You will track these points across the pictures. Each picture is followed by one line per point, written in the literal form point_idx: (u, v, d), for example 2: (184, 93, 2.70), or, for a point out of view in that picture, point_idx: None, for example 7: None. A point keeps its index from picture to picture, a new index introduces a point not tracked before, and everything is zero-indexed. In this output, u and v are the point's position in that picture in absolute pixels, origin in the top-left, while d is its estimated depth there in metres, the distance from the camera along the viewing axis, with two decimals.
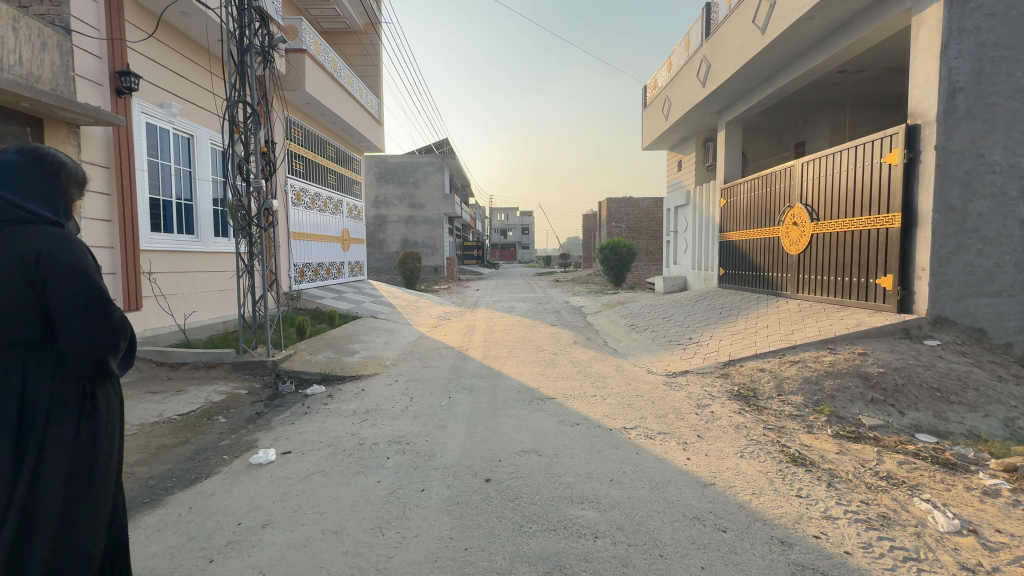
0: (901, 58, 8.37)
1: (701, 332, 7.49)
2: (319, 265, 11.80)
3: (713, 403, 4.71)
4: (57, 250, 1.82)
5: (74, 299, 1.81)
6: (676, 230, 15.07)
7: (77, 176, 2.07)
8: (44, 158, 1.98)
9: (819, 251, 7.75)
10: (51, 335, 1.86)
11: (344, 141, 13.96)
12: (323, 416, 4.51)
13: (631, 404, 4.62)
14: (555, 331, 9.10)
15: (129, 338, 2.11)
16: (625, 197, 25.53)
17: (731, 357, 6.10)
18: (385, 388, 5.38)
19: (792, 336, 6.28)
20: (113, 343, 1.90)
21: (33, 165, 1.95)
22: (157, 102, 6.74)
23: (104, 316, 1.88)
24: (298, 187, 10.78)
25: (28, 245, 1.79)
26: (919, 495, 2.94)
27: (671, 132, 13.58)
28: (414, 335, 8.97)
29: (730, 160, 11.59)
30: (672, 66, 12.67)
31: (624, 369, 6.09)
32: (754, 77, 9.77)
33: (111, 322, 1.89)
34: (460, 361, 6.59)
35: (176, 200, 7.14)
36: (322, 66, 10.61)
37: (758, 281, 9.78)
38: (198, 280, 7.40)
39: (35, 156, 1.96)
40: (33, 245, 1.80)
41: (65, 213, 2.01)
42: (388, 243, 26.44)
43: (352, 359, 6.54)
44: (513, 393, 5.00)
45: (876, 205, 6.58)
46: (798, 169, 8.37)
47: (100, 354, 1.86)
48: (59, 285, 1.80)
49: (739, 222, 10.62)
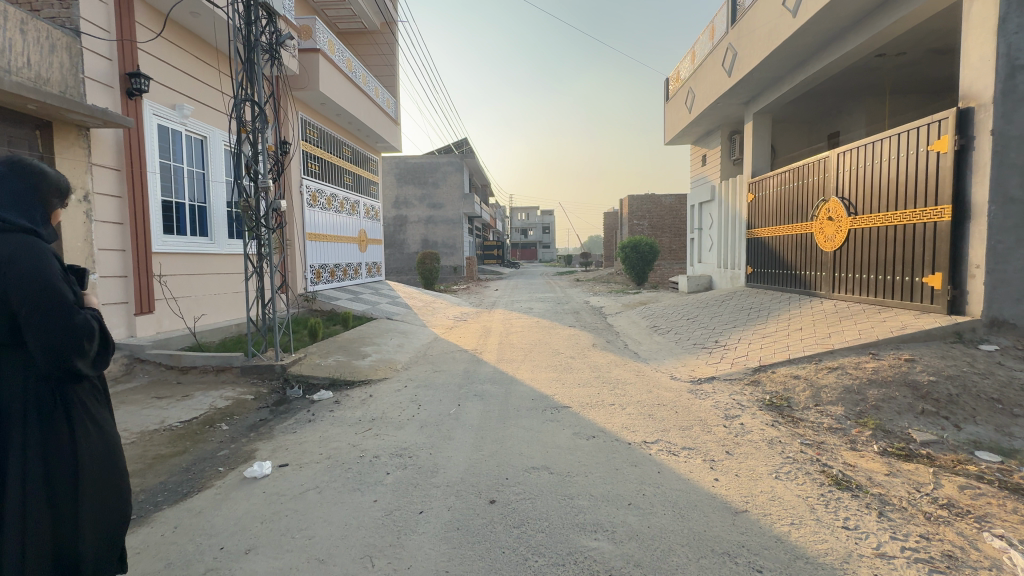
0: (947, 38, 7.75)
1: (728, 335, 7.06)
2: (335, 267, 11.75)
3: (742, 413, 4.33)
4: (21, 257, 1.72)
5: (37, 301, 1.71)
6: (700, 227, 14.53)
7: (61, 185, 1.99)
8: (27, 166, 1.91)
9: (858, 248, 7.22)
10: (19, 338, 1.76)
11: (361, 142, 13.91)
12: (326, 425, 4.32)
13: (652, 414, 4.28)
14: (573, 333, 8.78)
15: (105, 338, 1.97)
16: (647, 195, 24.97)
17: (762, 362, 5.68)
18: (393, 394, 5.18)
19: (829, 340, 5.82)
20: (79, 344, 1.79)
21: (9, 174, 1.85)
22: (169, 104, 6.71)
23: (69, 318, 1.77)
24: (314, 188, 10.73)
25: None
26: (989, 529, 2.55)
27: (695, 125, 13.06)
28: (429, 337, 8.78)
29: (759, 153, 11.03)
30: (695, 57, 12.19)
31: (645, 375, 5.74)
32: (783, 65, 9.24)
33: (76, 325, 1.79)
34: (473, 365, 6.35)
35: (189, 202, 7.12)
36: (336, 66, 10.53)
37: (789, 279, 9.24)
38: (211, 283, 7.36)
39: (12, 166, 1.87)
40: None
41: (45, 223, 1.93)
42: (408, 244, 26.53)
43: (363, 363, 6.37)
44: (526, 401, 4.71)
45: (923, 197, 6.05)
46: (833, 160, 7.85)
47: (67, 355, 1.76)
48: (19, 287, 1.70)
49: (768, 218, 10.08)
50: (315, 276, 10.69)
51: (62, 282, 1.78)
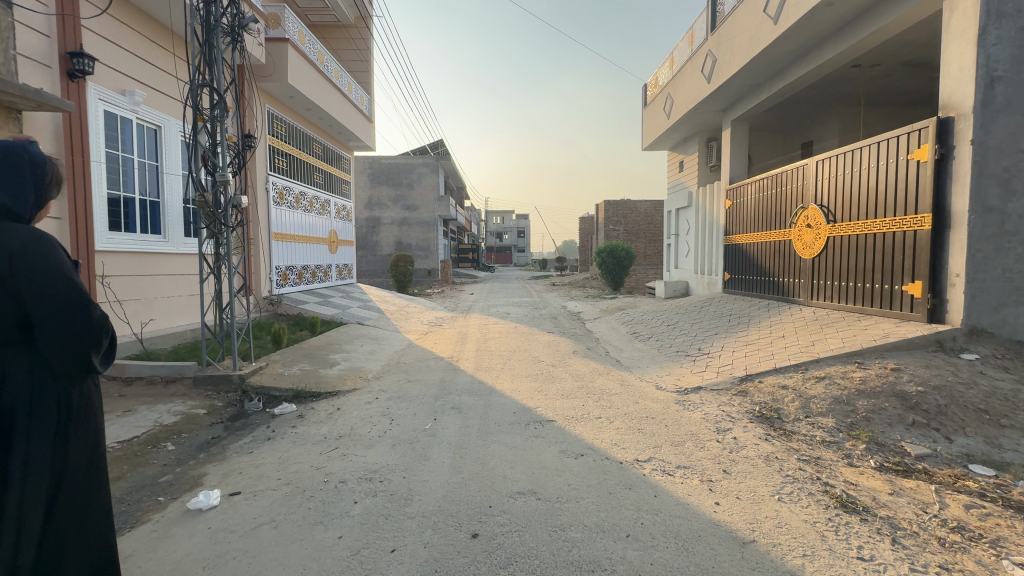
0: (920, 51, 7.90)
1: (711, 342, 6.93)
2: (303, 269, 11.18)
3: (734, 427, 4.14)
4: (31, 250, 1.76)
5: (51, 298, 1.75)
6: (677, 233, 14.55)
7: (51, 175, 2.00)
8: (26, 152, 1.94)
9: (837, 255, 7.22)
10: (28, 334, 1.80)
11: (332, 139, 13.37)
12: (287, 443, 3.91)
13: (642, 429, 4.03)
14: (552, 340, 8.54)
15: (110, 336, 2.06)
16: (622, 200, 25.06)
17: (748, 371, 5.54)
18: (363, 407, 4.77)
19: (813, 348, 5.73)
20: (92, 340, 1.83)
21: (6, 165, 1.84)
22: (119, 89, 6.15)
23: (84, 313, 1.83)
24: (281, 185, 10.17)
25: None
26: (1006, 556, 2.38)
27: (673, 131, 13.08)
28: (402, 344, 8.35)
29: (736, 159, 11.08)
30: (674, 63, 12.20)
31: (630, 385, 5.51)
32: (762, 72, 9.28)
33: (91, 318, 1.85)
34: (450, 375, 6.00)
35: (140, 196, 6.54)
36: (307, 58, 10.03)
37: (767, 286, 9.23)
38: (162, 284, 6.76)
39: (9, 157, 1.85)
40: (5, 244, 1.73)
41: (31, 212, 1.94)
42: (381, 246, 25.90)
43: (330, 372, 5.93)
44: (507, 414, 4.40)
45: (903, 205, 6.07)
46: (811, 168, 7.89)
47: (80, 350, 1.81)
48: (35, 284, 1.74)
49: (746, 224, 10.09)
50: (281, 278, 10.11)
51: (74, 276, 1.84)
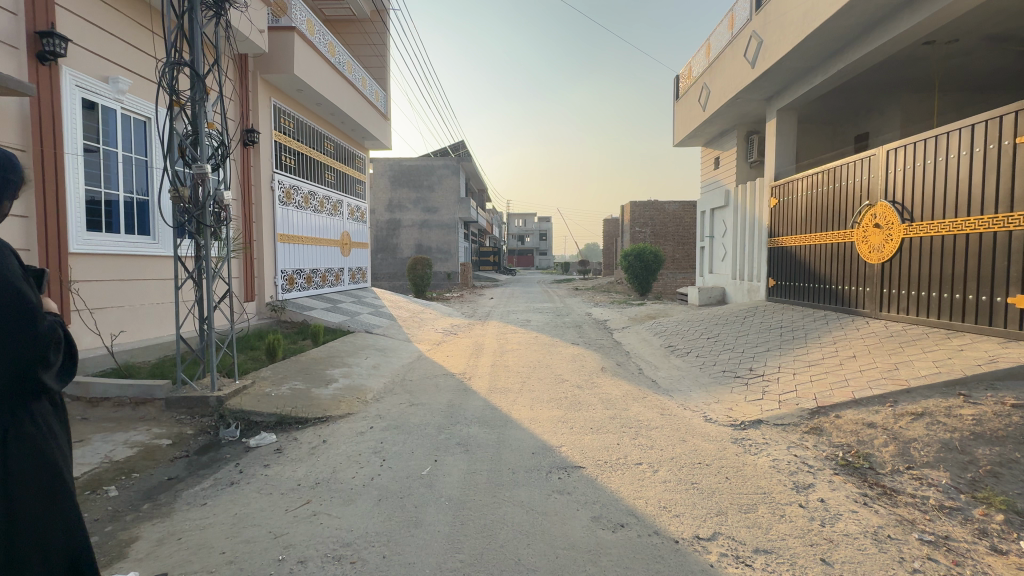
0: (1010, 23, 6.75)
1: (765, 362, 5.95)
2: (312, 273, 10.58)
3: (817, 483, 3.20)
4: None
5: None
6: (712, 235, 13.44)
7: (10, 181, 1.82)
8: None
9: (916, 260, 6.14)
10: None
11: (346, 137, 12.79)
12: (250, 492, 3.15)
13: (697, 485, 3.11)
14: (577, 353, 7.67)
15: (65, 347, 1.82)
16: (650, 201, 23.96)
17: (820, 401, 4.56)
18: (352, 441, 3.99)
19: (900, 374, 4.70)
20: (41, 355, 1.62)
21: None
22: (101, 76, 5.61)
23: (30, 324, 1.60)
24: (288, 184, 9.59)
25: None
26: None
27: (709, 124, 12.09)
28: (411, 356, 7.61)
29: (783, 153, 9.98)
30: (710, 50, 11.24)
31: (673, 415, 4.61)
32: (815, 54, 8.25)
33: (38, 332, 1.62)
34: (459, 397, 5.17)
35: (124, 194, 5.97)
36: (317, 49, 9.40)
37: (822, 295, 8.11)
38: (148, 290, 6.19)
39: None
40: None
41: None
42: (401, 248, 25.44)
43: (324, 392, 5.20)
44: (524, 457, 3.55)
45: (1010, 199, 5.00)
46: (882, 158, 6.81)
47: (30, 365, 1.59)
48: None
49: (797, 225, 9.00)
50: (287, 282, 9.50)
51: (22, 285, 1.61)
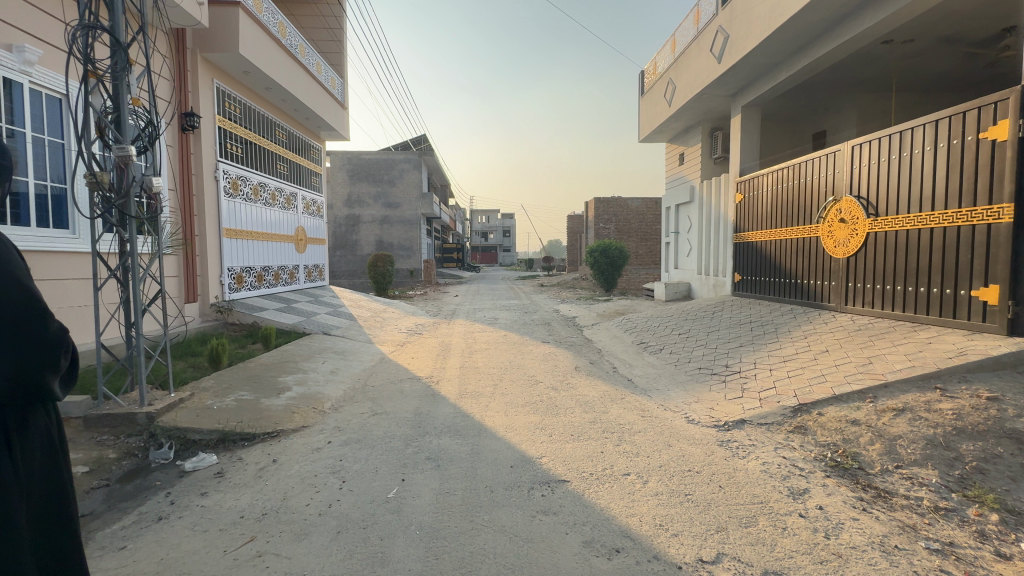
0: (962, 25, 6.96)
1: (740, 358, 5.88)
2: (263, 270, 9.84)
3: (812, 488, 3.04)
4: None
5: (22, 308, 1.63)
6: (677, 230, 13.54)
7: None
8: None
9: (881, 254, 6.22)
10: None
11: (300, 125, 11.99)
12: (180, 530, 2.66)
13: (691, 496, 2.88)
14: (548, 352, 7.40)
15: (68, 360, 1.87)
16: (613, 197, 24.10)
17: (800, 398, 4.47)
18: (306, 459, 3.53)
19: (875, 367, 4.68)
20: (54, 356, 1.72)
21: None
22: (3, 43, 4.84)
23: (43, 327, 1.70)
24: (235, 174, 8.82)
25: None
26: None
27: (674, 119, 12.11)
28: (372, 358, 7.12)
29: (747, 149, 10.07)
30: (676, 45, 11.24)
31: (654, 416, 4.41)
32: (780, 50, 8.30)
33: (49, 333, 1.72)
34: (427, 404, 4.77)
35: (35, 183, 5.21)
36: (265, 28, 8.65)
37: (789, 289, 8.19)
38: (67, 291, 5.43)
39: None
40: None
41: None
42: (361, 245, 24.51)
43: (276, 403, 4.68)
44: (502, 471, 3.23)
45: (973, 195, 5.09)
46: (847, 153, 6.88)
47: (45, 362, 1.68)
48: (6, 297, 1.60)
49: (763, 220, 9.06)
50: (234, 281, 8.74)
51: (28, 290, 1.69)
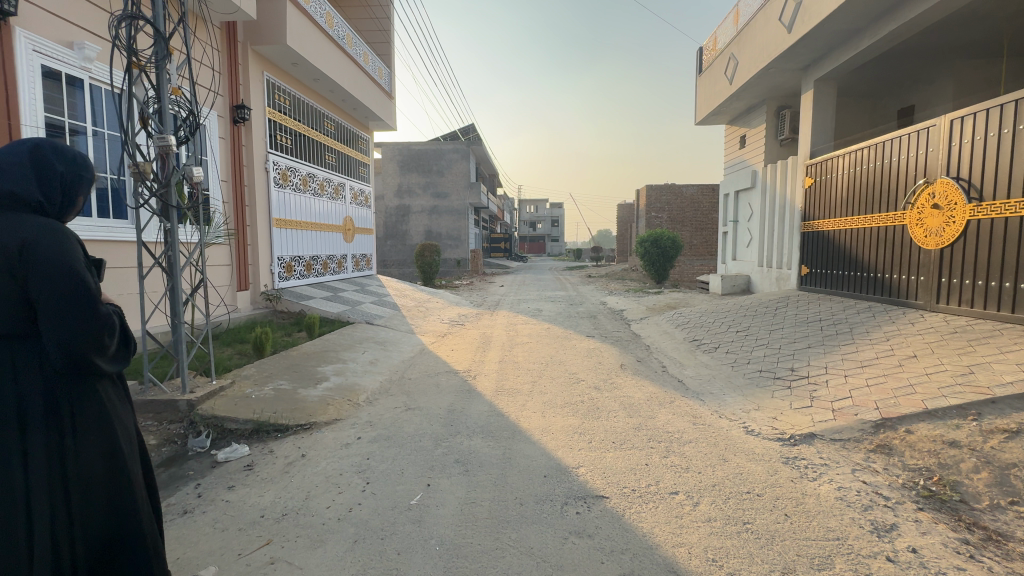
0: None
1: (808, 361, 5.27)
2: (312, 260, 10.08)
3: (901, 523, 2.56)
4: (42, 241, 1.76)
5: (53, 291, 1.72)
6: (736, 219, 12.61)
7: (83, 175, 2.03)
8: (65, 156, 1.99)
9: (985, 245, 5.34)
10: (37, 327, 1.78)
11: (348, 116, 12.11)
12: (202, 527, 2.59)
13: (751, 526, 2.49)
14: (593, 348, 7.03)
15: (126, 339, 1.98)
16: (666, 184, 23.03)
17: (882, 411, 3.90)
18: (333, 456, 3.42)
19: (978, 378, 3.98)
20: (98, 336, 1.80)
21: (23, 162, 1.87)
22: (65, 41, 5.05)
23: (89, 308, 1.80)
24: (285, 165, 9.01)
25: (15, 235, 1.74)
26: None
27: (735, 99, 11.20)
28: (413, 349, 7.06)
29: (819, 127, 9.10)
30: (739, 16, 10.32)
31: (707, 425, 3.99)
32: (862, 14, 7.34)
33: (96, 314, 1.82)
34: (461, 401, 4.58)
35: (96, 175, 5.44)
36: (312, 19, 8.69)
37: (867, 284, 7.31)
38: (125, 279, 5.69)
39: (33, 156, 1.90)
40: (17, 235, 1.75)
41: (63, 210, 1.96)
42: (411, 235, 24.89)
43: (312, 393, 4.67)
44: (533, 481, 2.97)
45: None
46: (943, 129, 5.96)
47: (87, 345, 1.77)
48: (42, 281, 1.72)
49: (837, 206, 8.15)
50: (284, 271, 8.98)
51: (86, 275, 1.82)
